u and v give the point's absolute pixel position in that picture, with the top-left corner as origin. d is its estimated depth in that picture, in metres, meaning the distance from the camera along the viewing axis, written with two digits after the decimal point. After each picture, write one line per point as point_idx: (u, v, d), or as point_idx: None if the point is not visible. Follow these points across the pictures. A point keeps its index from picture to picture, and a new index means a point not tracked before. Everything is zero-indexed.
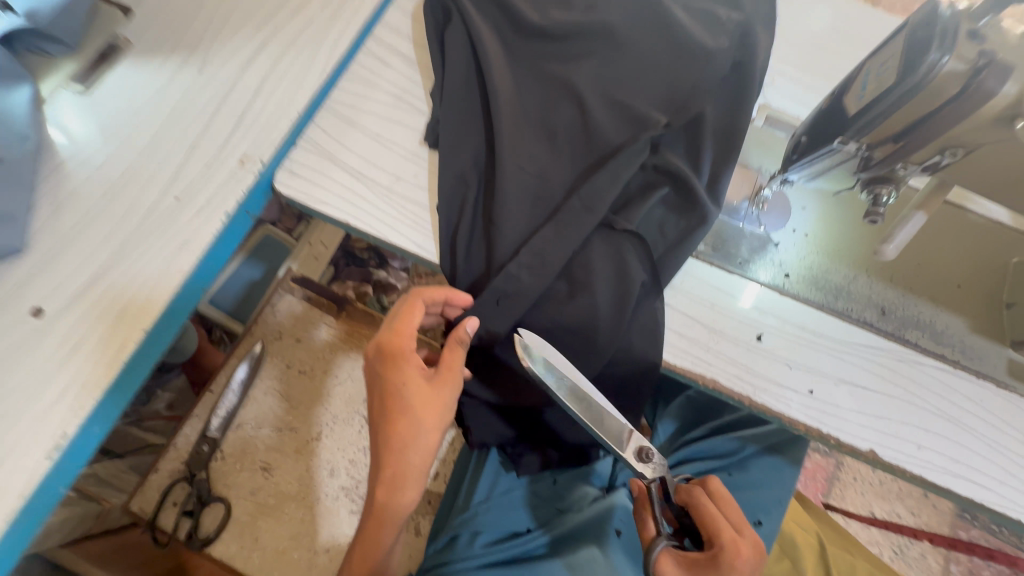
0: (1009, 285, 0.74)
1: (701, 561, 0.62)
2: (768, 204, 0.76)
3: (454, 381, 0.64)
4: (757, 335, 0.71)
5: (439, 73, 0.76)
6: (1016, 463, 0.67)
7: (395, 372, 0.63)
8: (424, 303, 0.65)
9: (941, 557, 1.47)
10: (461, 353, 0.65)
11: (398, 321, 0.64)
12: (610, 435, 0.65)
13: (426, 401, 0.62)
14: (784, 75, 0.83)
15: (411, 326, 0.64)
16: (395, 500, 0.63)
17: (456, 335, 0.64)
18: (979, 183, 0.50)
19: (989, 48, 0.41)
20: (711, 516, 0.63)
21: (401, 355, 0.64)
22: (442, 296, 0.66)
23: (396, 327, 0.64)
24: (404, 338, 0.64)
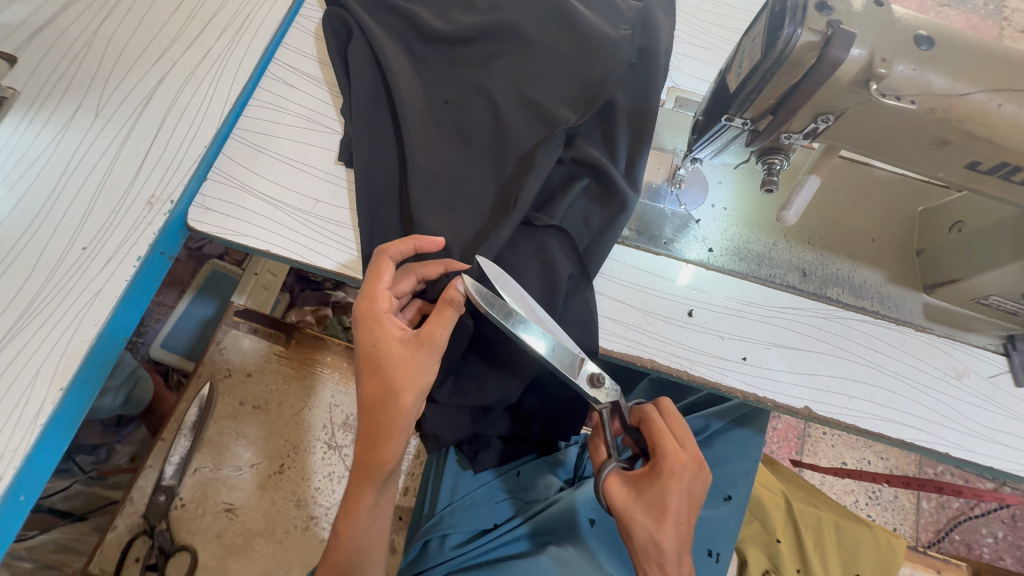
0: (918, 233, 0.77)
1: (646, 475, 0.64)
2: (686, 182, 0.77)
3: (432, 342, 0.58)
4: (688, 311, 0.73)
5: (347, 90, 0.75)
6: (938, 400, 0.71)
7: (366, 333, 0.60)
8: (389, 258, 0.62)
9: (913, 496, 1.54)
10: (449, 314, 0.59)
11: (367, 279, 0.61)
12: (563, 364, 0.61)
13: (400, 363, 0.58)
14: (689, 59, 0.86)
15: (383, 285, 0.61)
16: (371, 459, 0.60)
17: (447, 296, 0.59)
18: (856, 141, 0.52)
19: (835, 19, 0.45)
20: (655, 431, 0.65)
21: (375, 314, 0.60)
22: (410, 247, 0.63)
23: (369, 287, 0.61)
24: (376, 298, 0.60)
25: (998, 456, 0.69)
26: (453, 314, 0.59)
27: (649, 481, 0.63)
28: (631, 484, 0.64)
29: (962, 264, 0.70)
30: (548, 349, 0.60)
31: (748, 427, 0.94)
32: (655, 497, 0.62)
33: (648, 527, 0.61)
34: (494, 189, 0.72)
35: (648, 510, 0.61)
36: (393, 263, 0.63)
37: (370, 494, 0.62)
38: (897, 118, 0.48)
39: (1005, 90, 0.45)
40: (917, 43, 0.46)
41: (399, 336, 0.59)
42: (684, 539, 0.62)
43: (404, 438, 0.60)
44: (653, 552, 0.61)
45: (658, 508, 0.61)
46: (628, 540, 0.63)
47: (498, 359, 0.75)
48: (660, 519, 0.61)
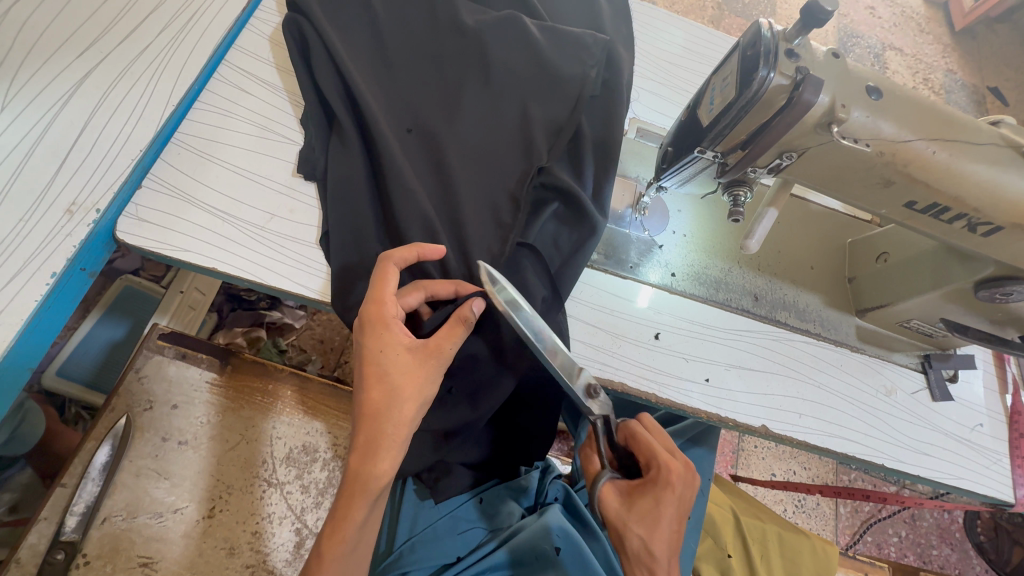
0: (850, 262, 0.84)
1: (640, 485, 0.63)
2: (648, 210, 0.80)
3: (441, 353, 0.56)
4: (654, 334, 0.75)
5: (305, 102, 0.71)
6: (875, 416, 0.78)
7: (373, 339, 0.55)
8: (395, 265, 0.59)
9: (832, 503, 1.67)
10: (461, 330, 0.57)
11: (373, 284, 0.57)
12: (564, 370, 0.60)
13: (407, 372, 0.55)
14: (648, 92, 0.90)
15: (391, 290, 0.57)
16: (363, 473, 0.54)
17: (461, 313, 0.57)
18: (814, 178, 0.57)
19: (802, 65, 0.49)
20: (647, 441, 0.64)
21: (383, 320, 0.56)
22: (414, 255, 0.60)
23: (374, 291, 0.57)
24: (384, 303, 0.56)
25: (925, 465, 0.76)
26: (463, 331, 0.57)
27: (643, 492, 0.62)
28: (624, 494, 0.63)
29: (889, 291, 0.77)
30: (549, 353, 0.59)
31: (702, 446, 0.98)
32: (649, 507, 0.61)
33: (642, 537, 0.60)
34: (461, 208, 0.70)
35: (642, 520, 0.60)
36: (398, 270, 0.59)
37: (363, 510, 0.54)
38: (853, 159, 0.53)
39: (938, 139, 0.51)
40: (868, 92, 0.50)
41: (407, 344, 0.56)
42: (676, 547, 0.62)
43: (405, 449, 0.55)
44: (646, 560, 0.61)
45: (652, 518, 0.60)
46: (622, 550, 0.62)
47: (471, 385, 0.71)
48: (654, 529, 0.60)
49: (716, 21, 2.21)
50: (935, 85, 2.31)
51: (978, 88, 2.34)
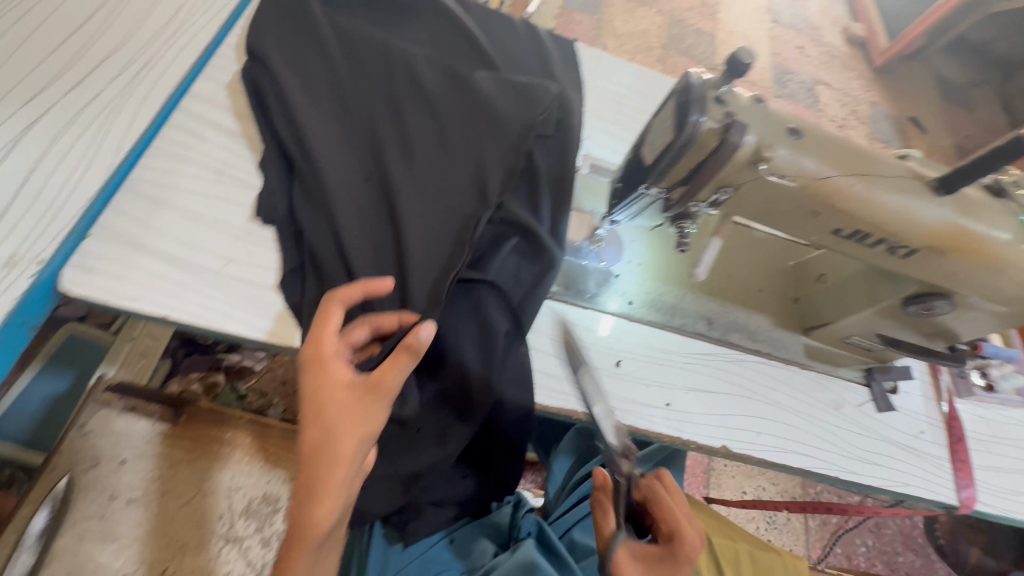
0: (795, 283, 0.89)
1: (658, 555, 0.60)
2: (604, 242, 0.83)
3: (383, 388, 0.54)
4: (615, 361, 0.77)
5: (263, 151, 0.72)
6: (826, 430, 0.81)
7: (313, 379, 0.55)
8: (340, 303, 0.57)
9: (801, 517, 1.71)
10: (404, 361, 0.54)
11: (314, 323, 0.57)
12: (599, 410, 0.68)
13: (343, 410, 0.53)
14: (599, 131, 0.95)
15: (332, 327, 0.57)
16: (303, 518, 0.53)
17: (405, 342, 0.54)
18: (750, 210, 0.61)
19: (729, 110, 0.54)
20: (672, 510, 0.62)
21: (320, 358, 0.55)
22: (360, 291, 0.59)
23: (316, 331, 0.57)
24: (321, 341, 0.56)
25: (874, 474, 0.80)
26: (408, 362, 0.54)
27: (661, 561, 0.60)
28: (640, 561, 0.60)
29: (830, 310, 0.82)
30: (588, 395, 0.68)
31: (671, 469, 1.01)
32: None
33: None
34: (415, 245, 0.69)
35: None
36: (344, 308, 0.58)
37: (303, 559, 0.53)
38: (781, 193, 0.58)
39: (854, 174, 0.57)
40: (790, 133, 0.55)
41: (345, 381, 0.55)
42: None
43: (347, 491, 0.53)
44: None
45: None
46: None
47: (437, 424, 0.71)
48: None
49: (664, 60, 2.37)
50: (862, 116, 2.53)
51: (900, 119, 2.58)
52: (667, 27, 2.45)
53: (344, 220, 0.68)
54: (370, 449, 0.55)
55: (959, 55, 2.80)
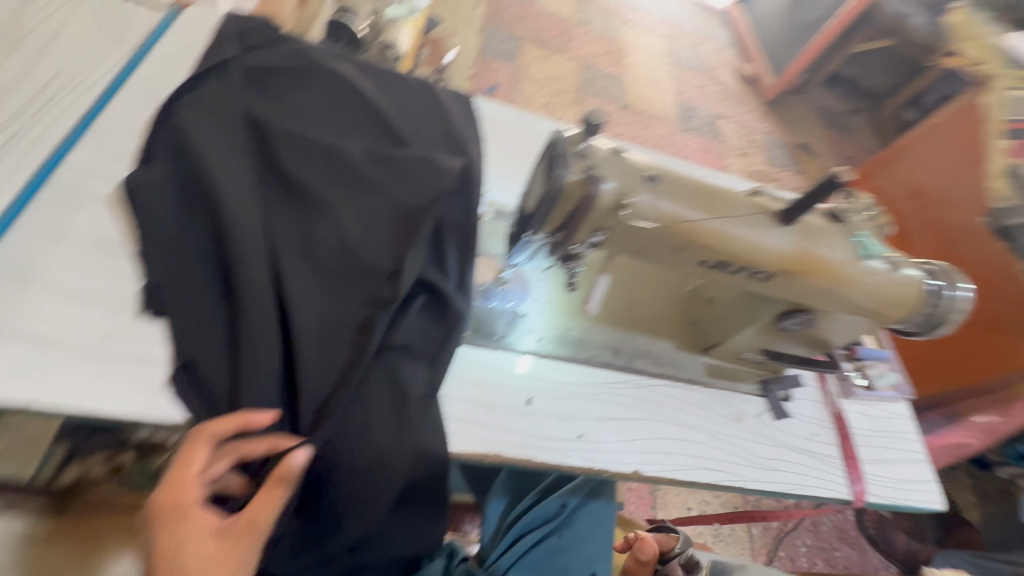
0: (692, 306, 0.95)
1: None
2: (509, 283, 0.86)
3: (255, 528, 0.53)
4: (526, 400, 0.79)
5: (141, 222, 0.69)
6: (730, 443, 0.87)
7: (170, 532, 0.52)
8: (209, 439, 0.57)
9: (745, 526, 1.76)
10: (278, 495, 0.54)
11: (176, 467, 0.55)
12: (545, 441, 0.77)
13: (210, 563, 0.51)
14: (501, 177, 1.00)
15: (193, 472, 0.55)
16: None
17: (279, 472, 0.54)
18: (627, 250, 0.67)
19: (588, 164, 0.60)
20: None
21: (179, 511, 0.53)
22: (234, 424, 0.58)
23: (177, 474, 0.55)
24: (179, 491, 0.54)
25: (776, 480, 0.86)
26: (283, 494, 0.54)
27: None
28: None
29: (721, 331, 0.89)
30: (535, 429, 0.77)
31: (600, 499, 1.03)
32: None
33: None
34: (313, 324, 0.70)
35: None
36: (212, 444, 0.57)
37: None
38: (648, 234, 0.64)
39: (707, 213, 0.64)
40: (646, 180, 0.62)
41: (210, 528, 0.53)
42: None
43: None
44: None
45: None
46: None
47: (350, 489, 0.68)
48: None
49: (580, 101, 2.54)
50: (759, 144, 2.81)
51: (791, 145, 2.89)
52: (580, 72, 2.64)
53: (248, 305, 0.67)
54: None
55: (833, 89, 3.20)
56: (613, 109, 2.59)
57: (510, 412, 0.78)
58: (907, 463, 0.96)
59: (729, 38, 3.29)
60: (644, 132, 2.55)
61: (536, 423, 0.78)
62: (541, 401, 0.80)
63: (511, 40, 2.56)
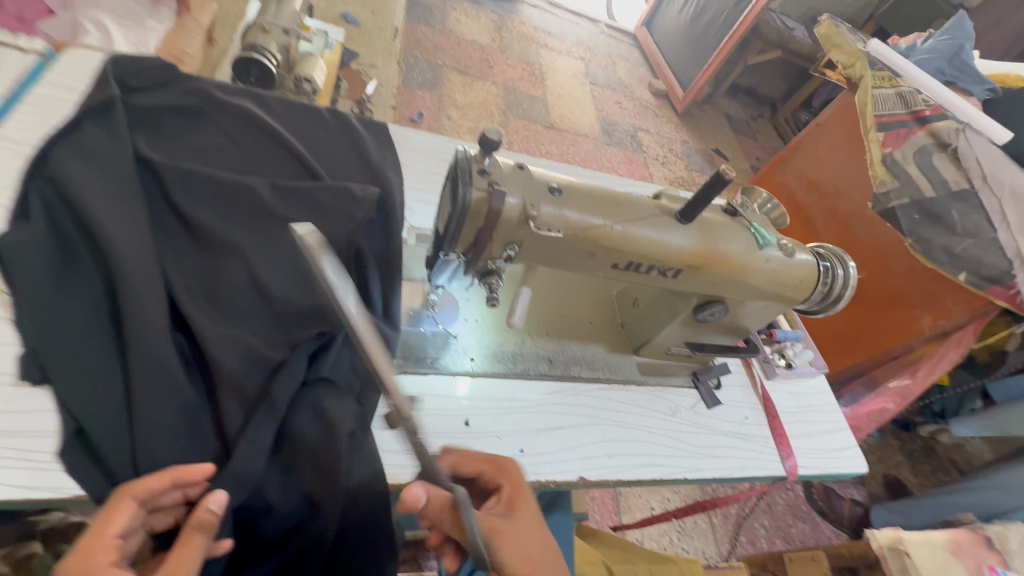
0: (619, 310, 0.99)
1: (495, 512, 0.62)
2: (438, 305, 0.86)
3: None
4: (464, 422, 0.78)
5: (9, 279, 0.62)
6: (668, 436, 0.90)
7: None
8: (135, 499, 0.53)
9: (707, 517, 1.80)
10: (199, 542, 0.52)
11: (92, 528, 0.51)
12: None
13: None
14: (423, 202, 1.01)
15: (112, 533, 0.51)
16: None
17: (197, 519, 0.52)
18: (543, 260, 0.69)
19: (492, 180, 0.61)
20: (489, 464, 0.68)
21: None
22: (166, 481, 0.55)
23: (93, 537, 0.51)
24: (92, 555, 0.49)
25: (715, 467, 0.89)
26: (203, 540, 0.53)
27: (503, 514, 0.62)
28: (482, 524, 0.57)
29: (646, 330, 0.93)
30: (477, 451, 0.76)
31: (555, 515, 1.00)
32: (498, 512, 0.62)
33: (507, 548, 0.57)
34: (224, 361, 0.66)
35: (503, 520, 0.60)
36: (139, 503, 0.53)
37: None
38: (559, 242, 0.66)
39: (612, 217, 0.67)
40: (550, 191, 0.64)
41: None
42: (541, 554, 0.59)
43: None
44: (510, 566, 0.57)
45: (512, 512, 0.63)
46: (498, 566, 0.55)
47: (292, 533, 0.66)
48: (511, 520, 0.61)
49: (505, 123, 2.61)
50: (677, 152, 3.00)
51: (706, 151, 3.10)
52: (502, 95, 2.71)
53: (147, 354, 0.62)
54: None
55: (736, 98, 3.49)
56: (538, 128, 2.68)
57: (449, 435, 0.76)
58: (831, 433, 1.02)
59: (639, 57, 3.52)
60: (570, 148, 2.66)
61: (477, 443, 0.77)
62: (480, 420, 0.79)
63: (432, 69, 2.62)
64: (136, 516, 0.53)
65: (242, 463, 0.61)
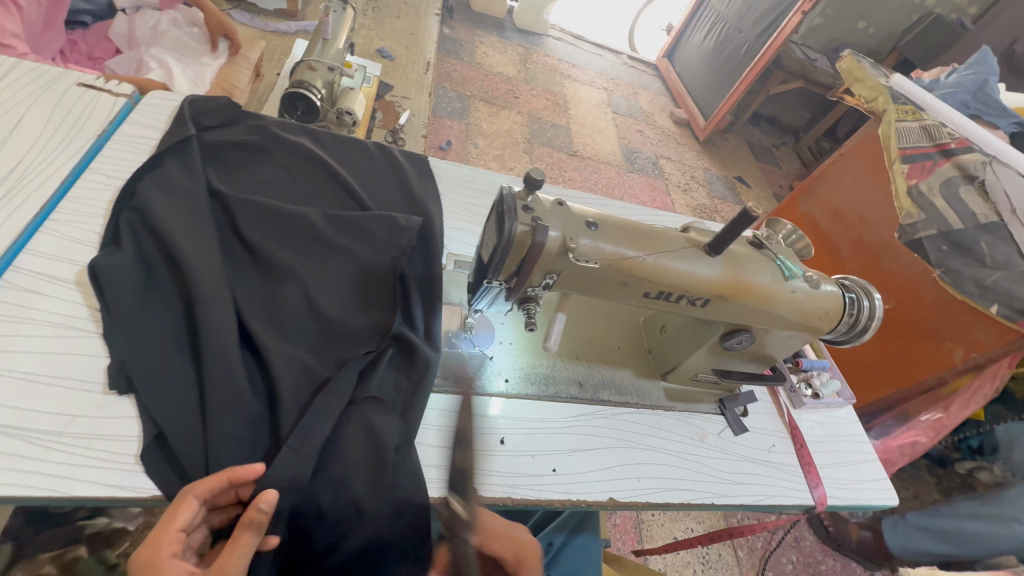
0: (645, 336, 1.03)
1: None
2: (475, 328, 0.91)
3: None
4: (500, 440, 0.82)
5: (102, 298, 0.70)
6: (695, 461, 0.92)
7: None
8: (196, 497, 0.57)
9: (732, 550, 1.76)
10: (247, 538, 0.55)
11: (158, 523, 0.55)
12: (524, 478, 0.79)
13: None
14: (460, 230, 1.07)
15: (175, 527, 0.55)
16: None
17: (246, 517, 0.55)
18: (578, 288, 0.74)
19: (534, 215, 0.66)
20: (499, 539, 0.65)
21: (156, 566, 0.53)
22: (223, 481, 0.59)
23: (159, 531, 0.55)
24: (159, 544, 0.54)
25: (743, 493, 0.90)
26: (252, 537, 0.55)
27: None
28: None
29: (672, 357, 0.96)
30: (512, 468, 0.80)
31: (585, 533, 1.03)
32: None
33: None
34: (284, 377, 0.72)
35: None
36: (200, 501, 0.58)
37: None
38: (594, 272, 0.71)
39: (645, 250, 0.71)
40: (587, 225, 0.69)
41: None
42: None
43: None
44: None
45: None
46: None
47: (340, 541, 0.70)
48: None
49: (531, 151, 2.70)
50: (700, 179, 3.04)
51: (729, 179, 3.13)
52: (527, 124, 2.81)
53: (218, 370, 0.68)
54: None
55: (758, 127, 3.53)
56: (561, 156, 2.76)
57: (486, 452, 0.80)
58: (859, 463, 1.02)
59: (661, 88, 3.61)
60: (592, 176, 2.73)
61: (512, 461, 0.80)
62: (514, 438, 0.83)
63: (461, 100, 2.74)
64: (197, 512, 0.57)
65: (300, 472, 0.66)
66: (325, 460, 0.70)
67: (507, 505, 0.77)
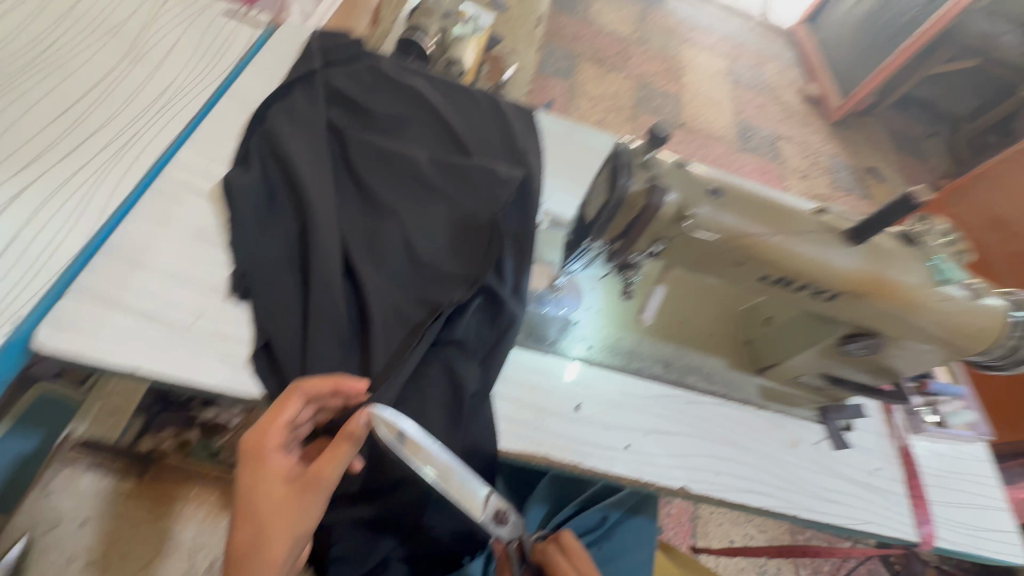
0: (744, 326, 0.94)
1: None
2: (563, 290, 0.87)
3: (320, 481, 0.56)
4: (575, 406, 0.80)
5: (231, 212, 0.76)
6: (783, 467, 0.84)
7: (250, 470, 0.57)
8: (303, 396, 0.60)
9: (793, 566, 1.65)
10: (346, 450, 0.57)
11: (268, 414, 0.59)
12: (594, 448, 0.77)
13: (281, 505, 0.56)
14: (556, 188, 1.03)
15: (281, 421, 0.59)
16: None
17: (348, 430, 0.57)
18: (686, 260, 0.68)
19: (652, 174, 0.61)
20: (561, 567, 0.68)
21: (263, 455, 0.57)
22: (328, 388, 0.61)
23: (268, 420, 0.59)
24: (266, 434, 0.58)
25: (834, 512, 0.82)
26: (350, 450, 0.57)
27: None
28: None
29: (775, 352, 0.87)
30: (583, 436, 0.78)
31: (641, 515, 1.01)
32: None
33: None
34: (378, 310, 0.74)
35: None
36: (305, 400, 0.61)
37: None
38: (708, 245, 0.64)
39: (773, 228, 0.63)
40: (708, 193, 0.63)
41: (285, 474, 0.58)
42: None
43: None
44: None
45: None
46: None
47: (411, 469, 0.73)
48: None
49: (635, 118, 2.54)
50: (823, 166, 2.70)
51: (859, 168, 2.75)
52: (636, 89, 2.64)
53: (322, 293, 0.72)
54: (302, 545, 0.57)
55: (907, 112, 3.04)
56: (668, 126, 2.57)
57: (560, 415, 0.79)
58: (981, 509, 0.88)
59: (794, 58, 3.19)
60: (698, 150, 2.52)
61: (585, 428, 0.79)
62: (590, 407, 0.81)
63: (568, 57, 2.62)
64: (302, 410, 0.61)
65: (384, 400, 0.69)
66: (407, 393, 0.72)
67: (574, 470, 0.76)
